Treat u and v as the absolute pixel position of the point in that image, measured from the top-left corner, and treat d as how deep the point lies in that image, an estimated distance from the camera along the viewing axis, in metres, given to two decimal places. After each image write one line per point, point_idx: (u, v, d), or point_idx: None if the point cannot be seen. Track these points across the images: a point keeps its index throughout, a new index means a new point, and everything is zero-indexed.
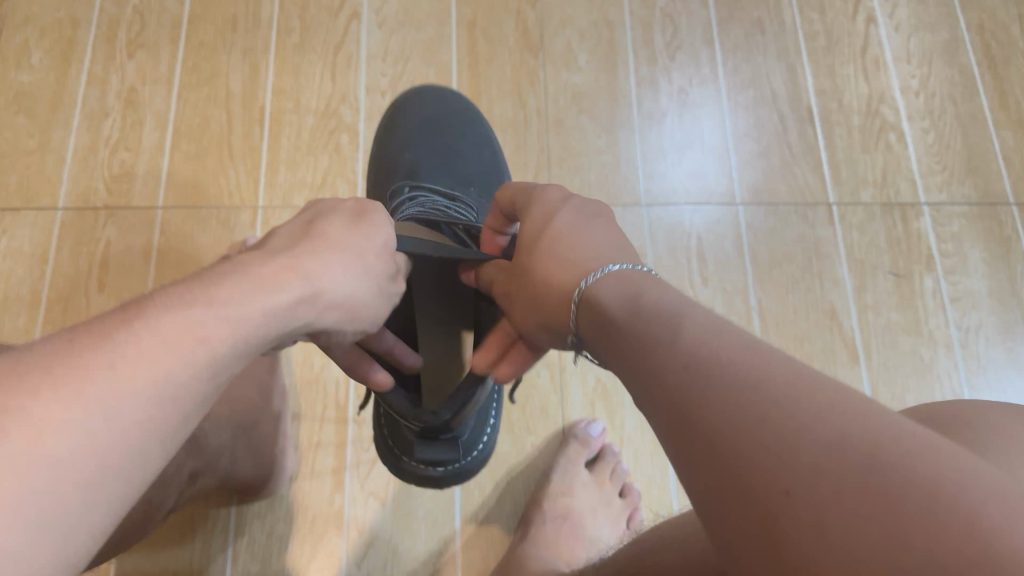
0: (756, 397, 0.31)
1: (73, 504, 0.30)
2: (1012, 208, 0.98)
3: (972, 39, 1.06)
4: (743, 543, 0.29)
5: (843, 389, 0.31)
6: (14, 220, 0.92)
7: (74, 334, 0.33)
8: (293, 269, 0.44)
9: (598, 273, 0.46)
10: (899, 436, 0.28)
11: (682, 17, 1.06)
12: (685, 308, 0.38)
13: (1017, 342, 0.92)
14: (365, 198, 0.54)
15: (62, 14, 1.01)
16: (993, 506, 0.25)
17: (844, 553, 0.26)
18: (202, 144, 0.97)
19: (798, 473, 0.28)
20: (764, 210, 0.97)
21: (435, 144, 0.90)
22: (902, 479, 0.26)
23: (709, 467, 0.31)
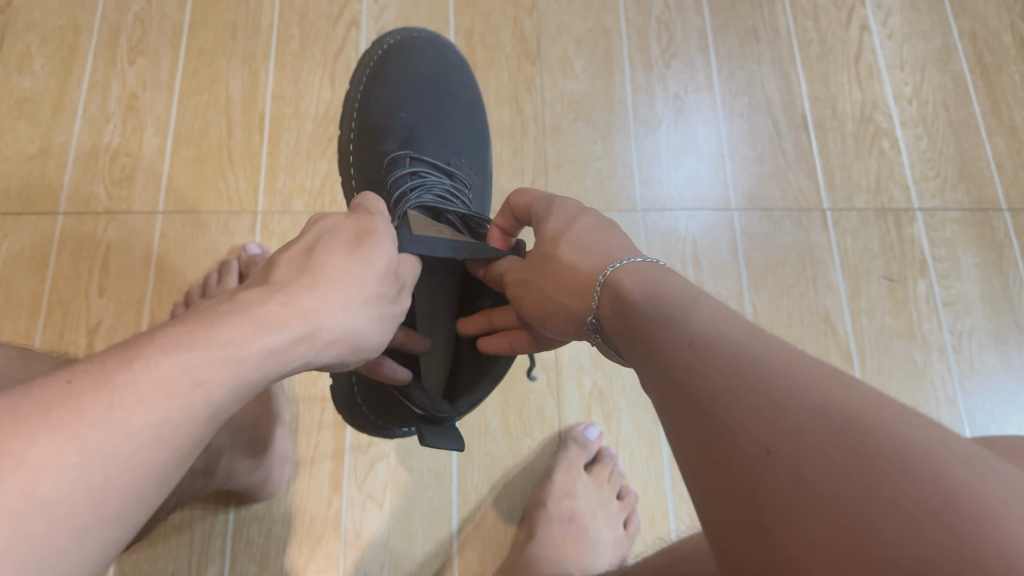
0: (752, 372, 0.34)
1: (66, 544, 0.32)
2: (1005, 214, 0.99)
3: (964, 47, 1.07)
4: (726, 499, 0.32)
5: (834, 368, 0.34)
6: (16, 225, 0.93)
7: (76, 375, 0.35)
8: (293, 305, 0.43)
9: (616, 265, 0.51)
10: (878, 403, 0.31)
11: (678, 24, 1.07)
12: (698, 299, 0.42)
13: (1010, 347, 0.93)
14: (367, 213, 0.52)
15: (64, 21, 1.02)
16: (960, 465, 0.27)
17: (816, 503, 0.28)
18: (202, 150, 0.98)
19: (779, 436, 0.31)
20: (758, 215, 0.98)
21: (429, 101, 0.88)
22: (875, 437, 0.29)
23: (704, 433, 0.34)
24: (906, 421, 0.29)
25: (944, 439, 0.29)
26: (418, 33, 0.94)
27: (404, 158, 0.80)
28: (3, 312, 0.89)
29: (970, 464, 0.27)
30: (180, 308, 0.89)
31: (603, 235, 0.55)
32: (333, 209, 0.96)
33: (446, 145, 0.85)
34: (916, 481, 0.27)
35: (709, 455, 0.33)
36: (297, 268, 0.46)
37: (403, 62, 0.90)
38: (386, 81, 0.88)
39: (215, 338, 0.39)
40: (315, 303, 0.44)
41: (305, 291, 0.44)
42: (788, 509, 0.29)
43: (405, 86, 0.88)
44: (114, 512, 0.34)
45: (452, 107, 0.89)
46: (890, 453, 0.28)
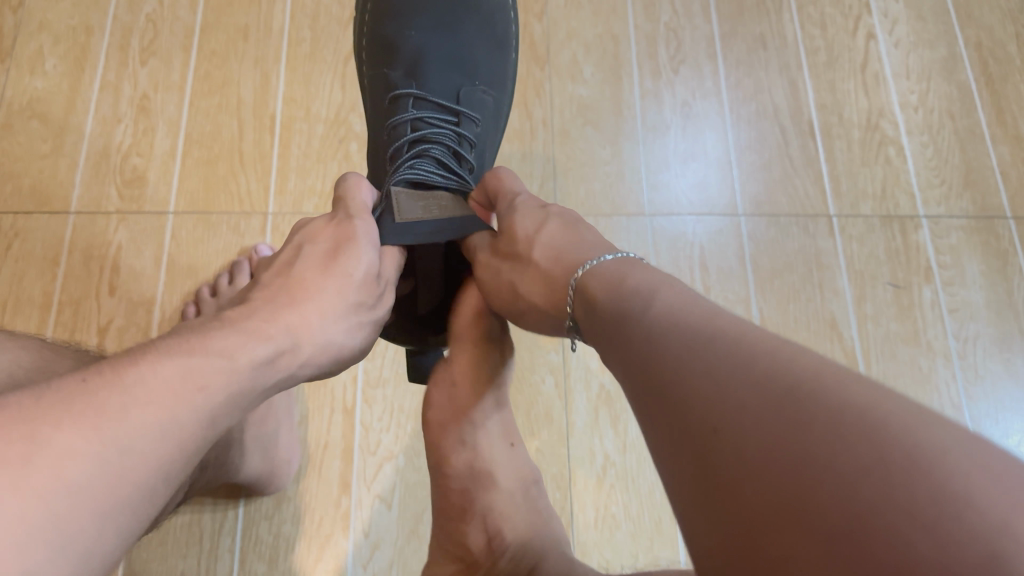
0: (703, 355, 0.38)
1: (91, 526, 0.35)
2: (1010, 223, 1.00)
3: (970, 56, 1.08)
4: (684, 474, 0.36)
5: (779, 340, 0.37)
6: (27, 223, 0.93)
7: (88, 375, 0.39)
8: (274, 313, 0.50)
9: (593, 261, 0.52)
10: (814, 368, 0.34)
11: (686, 31, 1.08)
12: (659, 287, 0.45)
13: (1014, 354, 0.94)
14: (342, 224, 0.60)
15: (76, 22, 1.03)
16: (886, 412, 0.31)
17: (758, 470, 0.32)
18: (214, 151, 0.98)
19: (725, 415, 0.35)
20: (765, 221, 0.99)
21: (436, 20, 0.87)
22: (809, 400, 0.33)
23: (665, 417, 0.38)
24: (838, 380, 0.33)
25: (872, 390, 0.32)
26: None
27: (408, 102, 0.78)
28: (14, 309, 0.90)
29: (894, 406, 0.31)
30: (192, 312, 0.89)
31: (576, 232, 0.58)
32: None
33: (453, 65, 0.85)
34: (849, 431, 0.30)
35: (671, 438, 0.37)
36: (280, 280, 0.54)
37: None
38: (391, 6, 0.88)
39: (207, 347, 0.44)
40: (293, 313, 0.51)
41: (289, 302, 0.52)
42: (737, 476, 0.33)
43: (412, 8, 0.87)
44: (131, 502, 0.37)
45: (463, 23, 0.88)
46: (823, 411, 0.32)
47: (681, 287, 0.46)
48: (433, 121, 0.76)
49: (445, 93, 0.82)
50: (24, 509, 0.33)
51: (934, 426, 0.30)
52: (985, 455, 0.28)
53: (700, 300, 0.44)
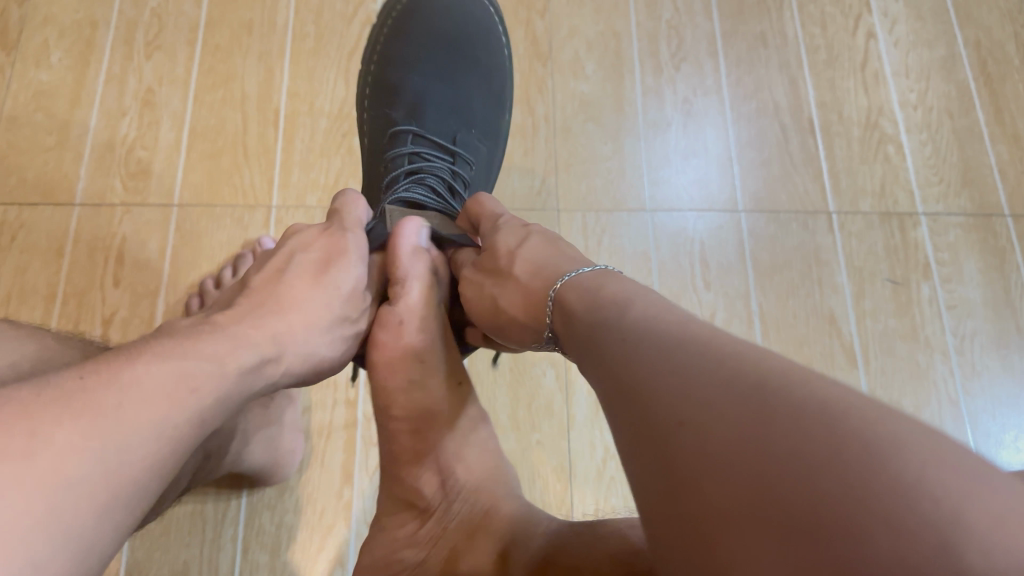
0: (674, 356, 0.38)
1: (93, 523, 0.35)
2: (1008, 221, 1.01)
3: (969, 56, 1.09)
4: (649, 473, 0.35)
5: (748, 344, 0.37)
6: (32, 215, 0.94)
7: (85, 373, 0.39)
8: (266, 316, 0.53)
9: (571, 275, 0.53)
10: (780, 369, 0.34)
11: (688, 29, 1.09)
12: (635, 297, 0.45)
13: (1012, 350, 0.95)
14: (329, 243, 0.63)
15: (82, 16, 1.04)
16: (850, 408, 0.30)
17: (722, 465, 0.32)
18: (218, 144, 0.99)
19: (691, 412, 0.34)
20: (765, 217, 1.00)
21: (442, 66, 0.90)
22: (774, 398, 0.32)
23: (632, 417, 0.38)
24: (804, 380, 0.33)
25: (837, 389, 0.32)
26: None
27: (406, 136, 0.82)
28: (19, 300, 0.90)
29: (857, 403, 0.31)
30: (195, 304, 0.90)
31: (556, 249, 0.58)
32: None
33: (453, 111, 0.87)
34: (813, 428, 0.30)
35: (637, 439, 0.37)
36: (266, 289, 0.56)
37: (413, 31, 0.91)
38: (397, 54, 0.90)
39: (196, 352, 0.45)
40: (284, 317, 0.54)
41: (275, 309, 0.54)
42: (698, 471, 0.33)
43: (420, 54, 0.90)
44: (130, 499, 0.37)
45: (468, 72, 0.91)
46: (789, 409, 0.31)
47: (656, 296, 0.46)
48: (428, 159, 0.80)
49: (444, 131, 0.85)
50: (29, 500, 0.33)
51: (897, 423, 0.29)
52: (947, 450, 0.28)
53: (673, 307, 0.43)
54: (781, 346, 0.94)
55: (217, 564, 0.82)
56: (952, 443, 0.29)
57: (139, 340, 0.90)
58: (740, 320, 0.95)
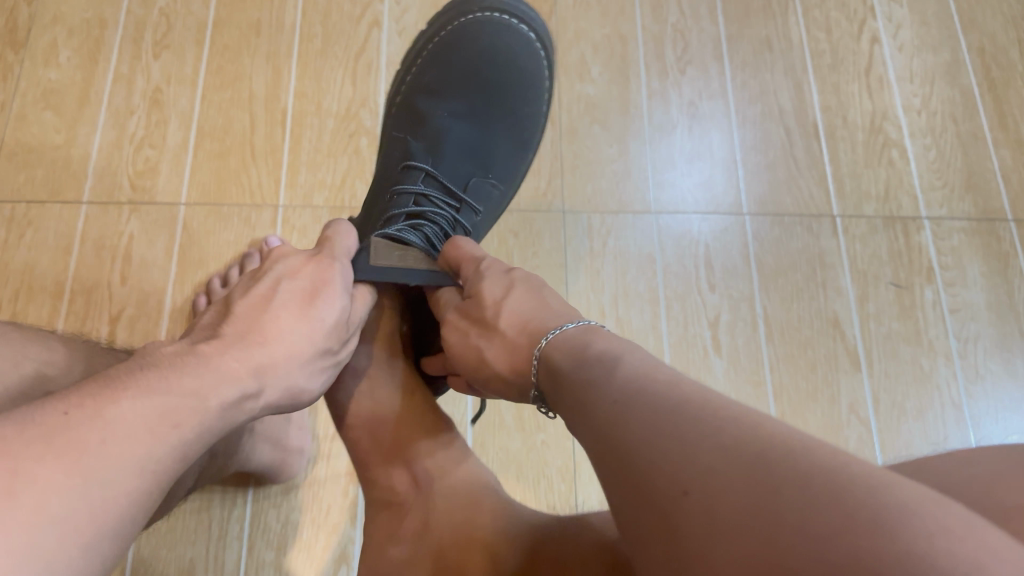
0: (672, 417, 0.38)
1: (74, 563, 0.35)
2: (1011, 225, 1.01)
3: (972, 61, 1.10)
4: (650, 536, 0.35)
5: (746, 409, 0.38)
6: (40, 213, 0.94)
7: (67, 408, 0.39)
8: (251, 349, 0.49)
9: (556, 330, 0.52)
10: (776, 437, 0.35)
11: (693, 33, 1.09)
12: (625, 352, 0.45)
13: (1014, 354, 0.95)
14: (322, 265, 0.57)
15: (91, 15, 1.04)
16: (856, 481, 0.31)
17: (728, 533, 0.32)
18: (225, 144, 0.99)
19: (694, 478, 0.35)
20: (770, 220, 1.00)
21: (471, 106, 0.84)
22: (776, 470, 0.33)
23: (627, 477, 0.38)
24: (805, 448, 0.34)
25: (837, 459, 0.33)
26: (511, 19, 0.83)
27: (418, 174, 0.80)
28: (27, 298, 0.91)
29: (861, 477, 0.31)
30: (203, 302, 0.90)
31: (540, 301, 0.57)
32: (353, 206, 0.98)
33: (470, 158, 0.84)
34: (820, 503, 0.31)
35: (633, 502, 0.37)
36: (249, 314, 0.51)
37: (453, 61, 0.84)
38: (430, 80, 0.84)
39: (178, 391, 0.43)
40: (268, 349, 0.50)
41: (258, 341, 0.49)
42: (702, 538, 0.33)
43: (451, 90, 0.84)
44: (114, 535, 0.37)
45: (499, 120, 0.86)
46: (793, 484, 0.32)
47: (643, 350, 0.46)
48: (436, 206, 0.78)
49: (458, 173, 0.83)
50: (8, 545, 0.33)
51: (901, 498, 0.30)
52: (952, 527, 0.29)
53: (662, 364, 0.44)
54: (786, 348, 0.94)
55: (223, 561, 0.82)
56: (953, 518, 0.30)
57: (146, 339, 0.90)
58: (744, 322, 0.95)
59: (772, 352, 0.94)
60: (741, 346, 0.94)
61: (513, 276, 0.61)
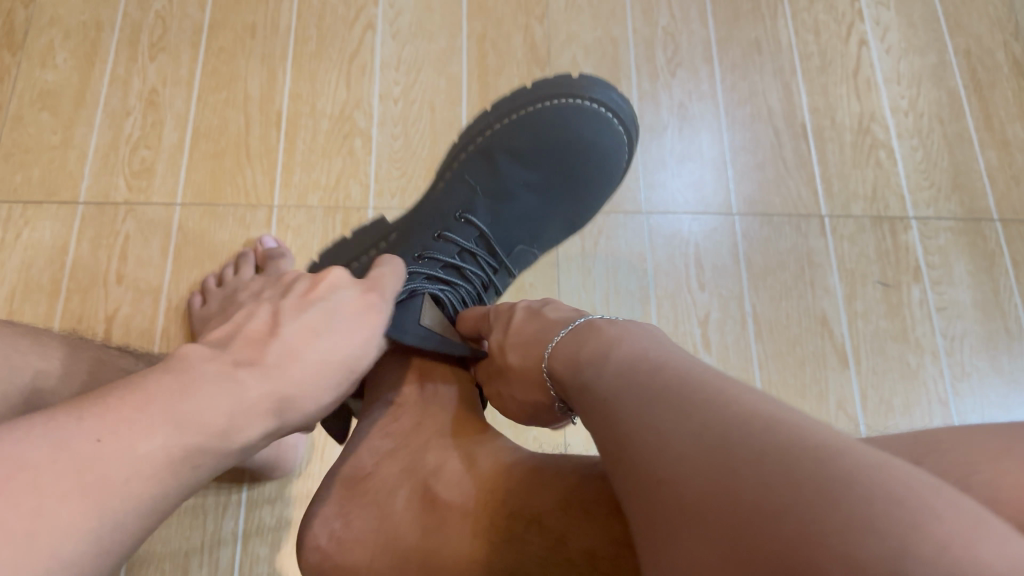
0: (653, 407, 0.41)
1: None
2: (997, 225, 1.02)
3: (959, 64, 1.11)
4: (638, 517, 0.38)
5: (722, 388, 0.40)
6: (37, 213, 0.95)
7: (101, 435, 0.37)
8: (279, 379, 0.46)
9: (564, 331, 0.54)
10: (747, 416, 0.37)
11: (683, 35, 1.10)
12: (622, 342, 0.48)
13: (1001, 352, 0.96)
14: (367, 302, 0.54)
15: (87, 17, 1.05)
16: (806, 455, 0.34)
17: (696, 514, 0.35)
18: (220, 145, 1.00)
19: (668, 463, 0.38)
20: (759, 221, 1.01)
21: (546, 180, 0.83)
22: (738, 450, 0.35)
23: (619, 466, 0.41)
24: (766, 424, 0.36)
25: (800, 433, 0.35)
26: (602, 110, 0.82)
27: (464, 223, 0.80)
28: (23, 297, 0.91)
29: (813, 450, 0.34)
30: (198, 302, 0.91)
31: (541, 321, 0.58)
32: (347, 205, 0.99)
33: (522, 224, 0.84)
34: (773, 481, 0.33)
35: (626, 490, 0.40)
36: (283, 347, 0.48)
37: (535, 129, 0.80)
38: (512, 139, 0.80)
39: (188, 416, 0.41)
40: (294, 377, 0.47)
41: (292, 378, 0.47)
42: (676, 519, 0.36)
43: (525, 159, 0.81)
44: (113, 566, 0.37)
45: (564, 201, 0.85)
46: (751, 463, 0.34)
47: (642, 337, 0.48)
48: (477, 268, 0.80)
49: (501, 235, 0.84)
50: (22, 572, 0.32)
51: (849, 467, 0.32)
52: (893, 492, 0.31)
53: (656, 349, 0.46)
54: (775, 346, 0.95)
55: (217, 556, 0.83)
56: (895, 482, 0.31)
57: (142, 337, 0.91)
58: (733, 320, 0.96)
59: (762, 350, 0.95)
60: (730, 344, 0.95)
61: (512, 307, 0.63)
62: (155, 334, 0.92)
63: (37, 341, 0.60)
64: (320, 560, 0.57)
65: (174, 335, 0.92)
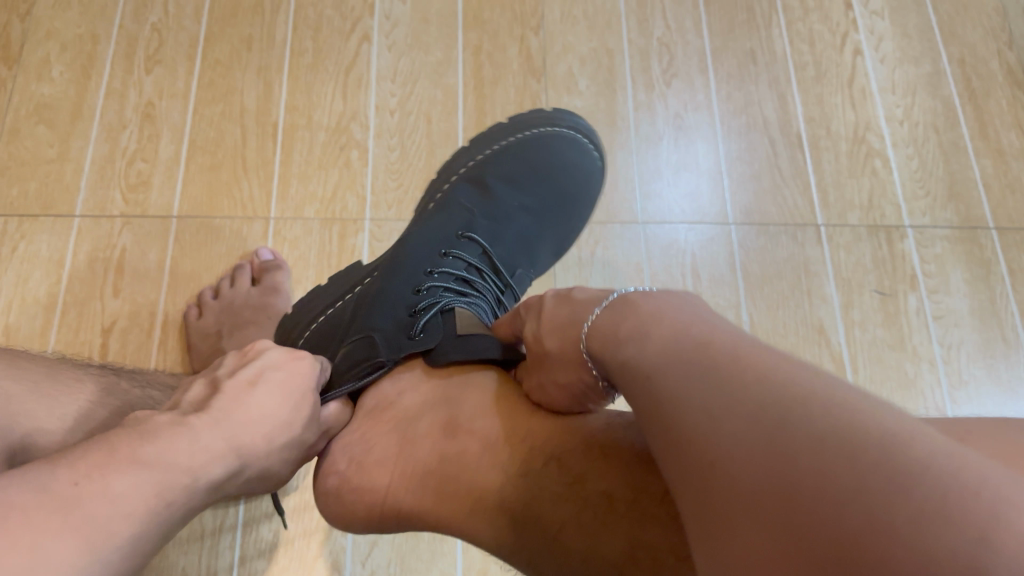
0: (699, 386, 0.39)
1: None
2: (993, 233, 1.03)
3: (953, 72, 1.11)
4: (691, 502, 0.37)
5: (772, 361, 0.39)
6: (33, 226, 0.95)
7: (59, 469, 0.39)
8: (231, 420, 0.49)
9: (602, 304, 0.50)
10: (806, 401, 0.35)
11: (678, 46, 1.11)
12: (661, 312, 0.46)
13: (998, 360, 0.96)
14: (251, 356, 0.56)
15: (83, 30, 1.05)
16: (869, 436, 0.32)
17: (755, 502, 0.34)
18: (217, 157, 1.00)
19: (722, 447, 0.36)
20: (755, 230, 1.01)
21: (539, 201, 0.86)
22: (797, 434, 0.34)
23: (668, 449, 0.40)
24: (823, 405, 0.35)
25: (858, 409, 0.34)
26: (586, 143, 0.89)
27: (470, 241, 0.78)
28: (19, 310, 0.91)
29: (877, 431, 0.32)
30: (193, 314, 0.91)
31: (569, 303, 0.54)
32: (344, 217, 0.98)
33: (521, 248, 0.84)
34: (832, 466, 0.32)
35: (678, 479, 0.39)
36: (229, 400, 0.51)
37: (533, 159, 0.86)
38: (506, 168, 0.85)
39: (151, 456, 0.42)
40: (251, 418, 0.50)
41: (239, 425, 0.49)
42: (733, 508, 0.35)
43: (519, 182, 0.85)
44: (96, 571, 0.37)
45: (553, 223, 0.88)
46: (806, 448, 0.33)
47: (677, 307, 0.46)
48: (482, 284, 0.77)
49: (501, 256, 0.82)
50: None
51: (905, 447, 0.31)
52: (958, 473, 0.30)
53: (691, 320, 0.45)
54: None
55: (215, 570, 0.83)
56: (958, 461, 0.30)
57: (138, 350, 0.91)
58: None
59: None
60: None
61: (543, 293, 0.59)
62: (151, 347, 0.91)
63: (19, 376, 0.56)
64: (337, 480, 0.61)
65: (171, 349, 0.91)
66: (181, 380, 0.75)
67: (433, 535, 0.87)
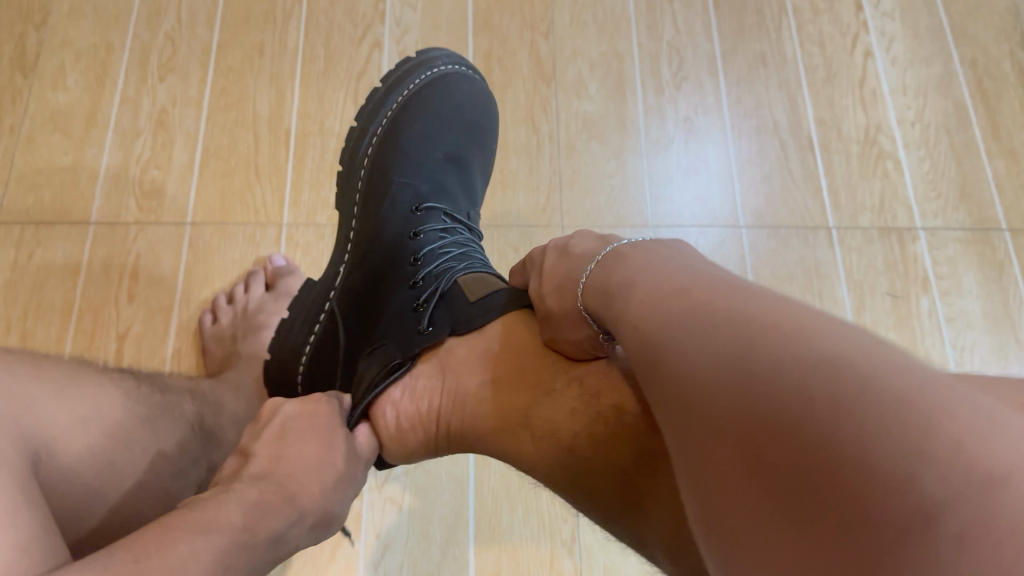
0: (674, 325, 0.39)
1: None
2: (1006, 235, 1.02)
3: (965, 73, 1.11)
4: (671, 439, 0.37)
5: (745, 293, 0.38)
6: (49, 234, 0.96)
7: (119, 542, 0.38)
8: (273, 473, 0.49)
9: (596, 259, 0.50)
10: (772, 328, 0.34)
11: (688, 49, 1.11)
12: (650, 260, 0.45)
13: (1012, 363, 0.96)
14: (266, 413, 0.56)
15: (97, 39, 1.06)
16: (830, 360, 0.31)
17: (722, 434, 0.33)
18: (230, 164, 1.01)
19: (692, 382, 0.36)
20: (766, 233, 1.01)
21: (458, 145, 0.85)
22: (760, 361, 0.33)
23: (651, 390, 0.39)
24: (787, 332, 0.34)
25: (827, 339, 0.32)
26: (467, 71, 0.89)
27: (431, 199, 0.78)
28: (36, 317, 0.92)
29: (838, 355, 0.31)
30: (209, 319, 0.92)
31: (570, 258, 0.53)
32: None
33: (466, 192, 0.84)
34: (797, 402, 0.31)
35: (660, 416, 0.38)
36: (266, 455, 0.51)
37: (435, 106, 0.84)
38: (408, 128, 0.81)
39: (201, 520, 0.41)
40: (297, 469, 0.51)
41: (279, 475, 0.49)
42: (704, 441, 0.34)
43: (435, 134, 0.83)
44: None
45: (476, 155, 0.88)
46: (771, 381, 0.32)
47: (667, 258, 0.45)
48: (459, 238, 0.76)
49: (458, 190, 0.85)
50: None
51: (864, 378, 0.30)
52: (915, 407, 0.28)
53: (676, 267, 0.43)
54: None
55: None
56: (917, 386, 0.29)
57: (153, 356, 0.92)
58: None
59: None
60: None
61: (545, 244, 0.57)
62: (166, 353, 0.92)
63: (39, 373, 0.55)
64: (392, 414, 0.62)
65: (186, 354, 0.92)
66: (195, 385, 0.75)
67: (444, 538, 0.87)
